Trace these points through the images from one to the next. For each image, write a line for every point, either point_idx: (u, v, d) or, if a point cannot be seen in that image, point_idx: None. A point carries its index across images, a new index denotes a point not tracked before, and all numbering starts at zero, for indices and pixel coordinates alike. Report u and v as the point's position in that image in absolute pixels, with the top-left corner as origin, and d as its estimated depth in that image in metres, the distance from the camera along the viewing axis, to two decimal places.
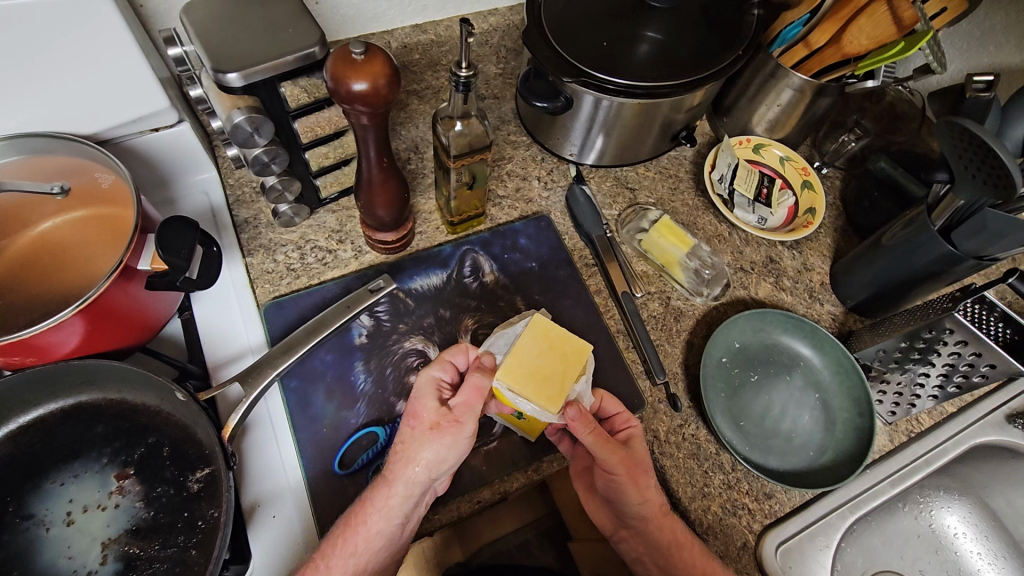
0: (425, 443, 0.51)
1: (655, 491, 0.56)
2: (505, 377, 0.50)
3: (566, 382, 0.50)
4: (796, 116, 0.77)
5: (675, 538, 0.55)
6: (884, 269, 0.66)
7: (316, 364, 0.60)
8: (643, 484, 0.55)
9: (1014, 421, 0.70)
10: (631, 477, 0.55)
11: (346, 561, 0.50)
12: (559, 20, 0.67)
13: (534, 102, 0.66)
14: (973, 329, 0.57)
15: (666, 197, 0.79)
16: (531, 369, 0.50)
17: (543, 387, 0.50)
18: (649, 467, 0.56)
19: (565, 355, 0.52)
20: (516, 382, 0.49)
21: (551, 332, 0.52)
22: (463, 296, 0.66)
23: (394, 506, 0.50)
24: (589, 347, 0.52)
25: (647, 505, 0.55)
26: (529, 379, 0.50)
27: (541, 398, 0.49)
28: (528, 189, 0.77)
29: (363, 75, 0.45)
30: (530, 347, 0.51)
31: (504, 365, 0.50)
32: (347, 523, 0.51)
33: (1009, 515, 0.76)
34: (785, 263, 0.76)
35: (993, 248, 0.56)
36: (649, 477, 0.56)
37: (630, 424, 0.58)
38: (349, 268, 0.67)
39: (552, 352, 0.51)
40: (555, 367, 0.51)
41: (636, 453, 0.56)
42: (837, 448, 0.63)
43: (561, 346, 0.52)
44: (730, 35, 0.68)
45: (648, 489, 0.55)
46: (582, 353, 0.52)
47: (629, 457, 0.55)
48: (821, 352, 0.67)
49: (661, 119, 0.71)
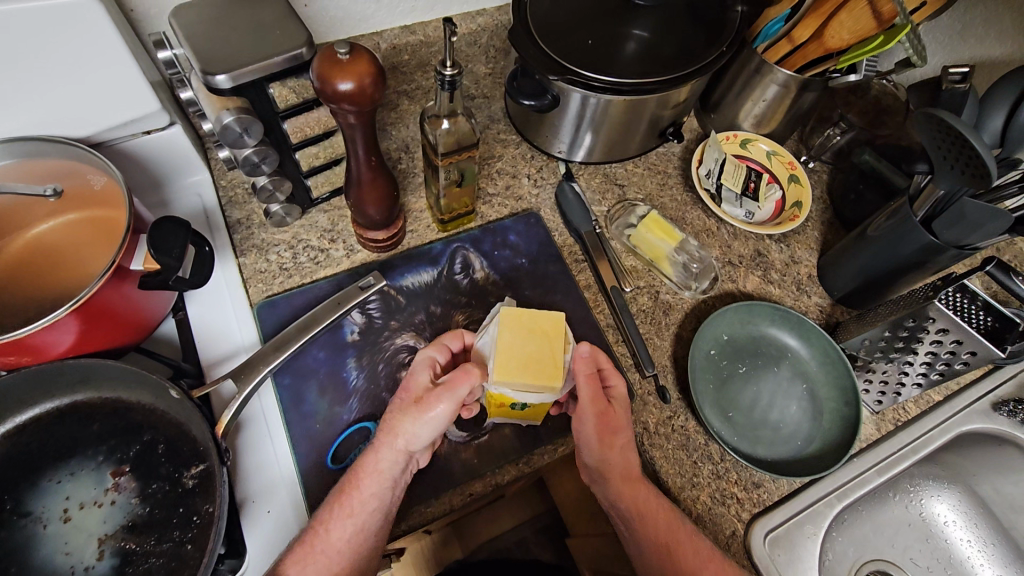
0: (406, 412, 0.52)
1: (620, 451, 0.57)
2: (501, 375, 0.48)
3: (557, 356, 0.49)
4: (782, 111, 0.78)
5: (636, 507, 0.56)
6: (870, 259, 0.67)
7: (309, 360, 0.60)
8: (609, 441, 0.57)
9: (999, 409, 0.71)
10: (599, 434, 0.56)
11: (342, 520, 0.51)
12: (545, 19, 0.68)
13: (521, 101, 0.67)
14: (956, 319, 0.57)
15: (655, 193, 0.80)
16: (520, 359, 0.49)
17: (540, 368, 0.48)
18: (619, 429, 0.57)
19: (545, 332, 0.50)
20: (512, 377, 0.48)
21: (523, 317, 0.50)
22: (454, 293, 0.67)
23: (382, 470, 0.52)
24: (562, 316, 0.51)
25: (608, 464, 0.57)
26: (524, 368, 0.48)
27: (542, 380, 0.48)
28: (519, 187, 0.77)
29: (348, 75, 0.46)
30: (510, 339, 0.49)
31: (496, 366, 0.48)
32: (343, 487, 0.53)
33: (998, 502, 0.77)
34: (773, 256, 0.77)
35: (971, 237, 0.57)
36: (619, 437, 0.57)
37: (618, 382, 0.58)
38: (341, 267, 0.67)
39: (534, 333, 0.50)
40: (540, 347, 0.49)
41: (616, 415, 0.57)
42: (825, 437, 0.64)
43: (540, 325, 0.50)
44: (714, 33, 0.69)
45: (613, 447, 0.57)
46: (559, 323, 0.50)
47: (608, 411, 0.56)
48: (809, 344, 0.68)
49: (648, 115, 0.72)
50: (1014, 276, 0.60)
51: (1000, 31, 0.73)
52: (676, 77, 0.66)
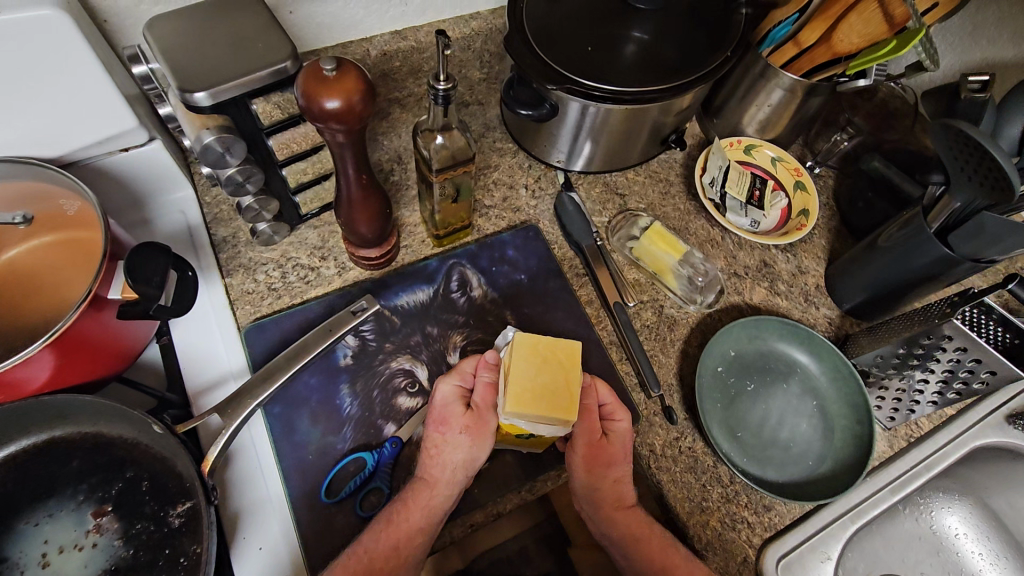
0: (459, 445, 0.52)
1: (610, 483, 0.57)
2: (515, 408, 0.45)
3: (574, 388, 0.46)
4: (787, 116, 0.76)
5: (630, 533, 0.57)
6: (882, 271, 0.65)
7: (300, 388, 0.58)
8: (599, 473, 0.56)
9: (1014, 422, 0.69)
10: (588, 465, 0.56)
11: (389, 553, 0.50)
12: (542, 22, 0.65)
13: (518, 110, 0.65)
14: (972, 335, 0.56)
15: (657, 202, 0.78)
16: (534, 391, 0.45)
17: (557, 400, 0.45)
18: (612, 462, 0.56)
19: (561, 362, 0.47)
20: (528, 408, 0.45)
21: (538, 344, 0.47)
22: (451, 312, 0.64)
23: (437, 504, 0.52)
24: (578, 346, 0.48)
25: (600, 497, 0.57)
26: (537, 401, 0.45)
27: (561, 413, 0.45)
28: (516, 199, 0.75)
29: (336, 93, 0.43)
30: (525, 369, 0.46)
31: (508, 399, 0.45)
32: (389, 520, 0.51)
33: (1011, 516, 0.75)
34: (779, 267, 0.75)
35: (990, 251, 0.55)
36: (609, 470, 0.56)
37: (623, 420, 0.56)
38: (333, 286, 0.65)
39: (551, 362, 0.46)
40: (556, 378, 0.46)
41: (611, 448, 0.56)
42: (837, 457, 0.62)
43: (556, 354, 0.47)
44: (718, 36, 0.67)
45: (602, 479, 0.56)
46: (575, 352, 0.47)
47: (601, 444, 0.56)
48: (818, 359, 0.66)
49: (650, 122, 0.69)
50: None
51: (1014, 32, 0.70)
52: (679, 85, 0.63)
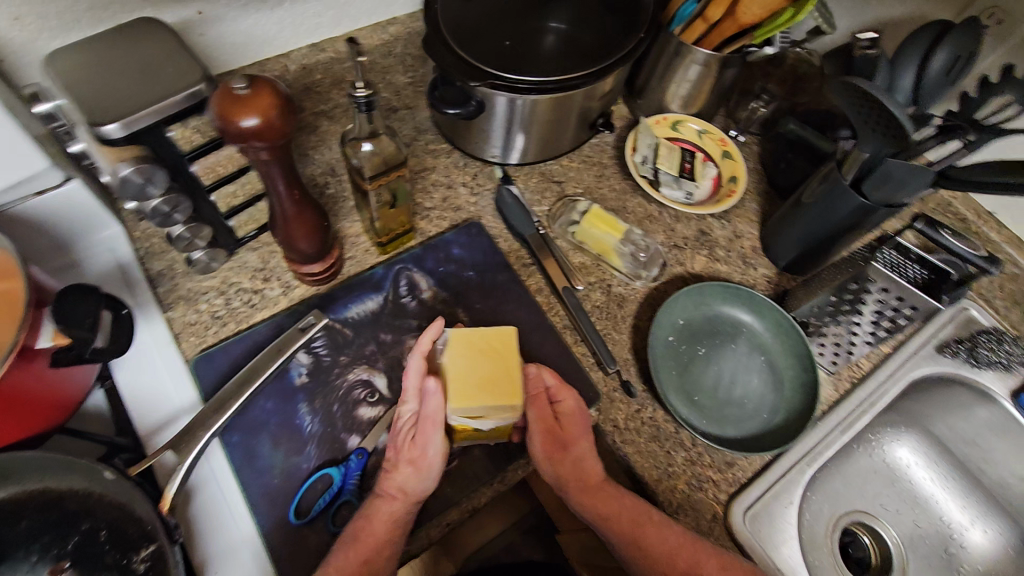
0: (407, 469, 0.52)
1: (572, 465, 0.58)
2: (459, 400, 0.48)
3: (513, 372, 0.50)
4: (705, 90, 0.79)
5: (601, 512, 0.57)
6: (809, 226, 0.69)
7: (257, 413, 0.57)
8: (558, 458, 0.57)
9: (944, 350, 0.73)
10: (545, 449, 0.57)
11: (355, 567, 0.49)
12: (458, 21, 0.65)
13: (445, 111, 0.65)
14: (892, 275, 0.62)
15: (593, 185, 0.80)
16: (476, 381, 0.49)
17: (498, 387, 0.49)
18: (570, 443, 0.58)
19: (498, 351, 0.51)
20: (470, 401, 0.48)
21: (474, 339, 0.52)
22: (403, 317, 0.64)
23: (399, 513, 0.51)
24: (513, 332, 0.52)
25: (566, 481, 0.58)
26: (481, 390, 0.49)
27: (502, 399, 0.48)
28: (455, 198, 0.75)
29: (252, 111, 0.43)
30: (464, 362, 0.50)
31: (452, 393, 0.49)
32: (354, 535, 0.50)
33: (951, 438, 0.79)
34: (715, 234, 0.78)
35: (902, 195, 0.58)
36: (568, 453, 0.58)
37: (573, 397, 0.58)
38: (279, 307, 0.64)
39: (489, 352, 0.51)
40: (495, 365, 0.50)
41: (565, 431, 0.58)
42: (788, 406, 0.65)
43: (491, 343, 0.52)
44: (630, 20, 0.69)
45: (563, 462, 0.57)
46: (510, 337, 0.52)
47: (553, 428, 0.57)
48: (761, 316, 0.69)
49: (577, 108, 0.71)
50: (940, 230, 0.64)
51: None
52: (600, 69, 0.66)
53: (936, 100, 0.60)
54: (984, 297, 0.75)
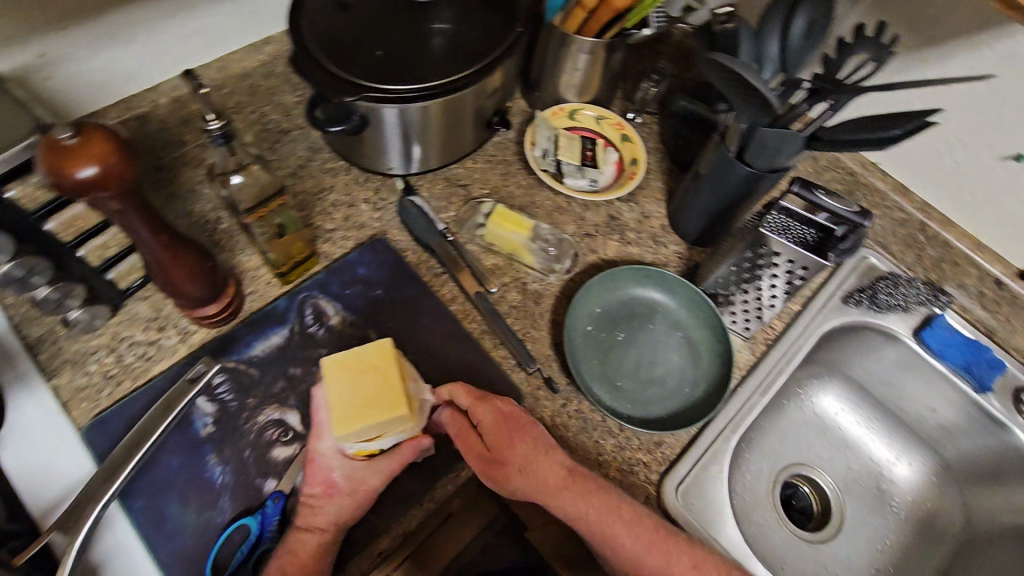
0: (328, 502, 0.51)
1: (519, 479, 0.54)
2: (342, 431, 0.48)
3: (394, 386, 0.49)
4: (596, 76, 0.79)
5: (567, 513, 0.53)
6: (707, 199, 0.70)
7: (162, 471, 0.54)
8: (500, 475, 0.54)
9: (849, 301, 0.76)
10: (484, 470, 0.55)
11: None
12: (326, 36, 0.63)
13: (330, 129, 0.63)
14: (779, 241, 0.62)
15: (499, 184, 0.79)
16: (356, 405, 0.48)
17: (385, 403, 0.48)
18: (503, 459, 0.54)
19: (374, 365, 0.49)
20: (359, 427, 0.47)
21: (345, 361, 0.49)
22: (312, 347, 0.62)
23: (314, 546, 0.50)
24: (390, 342, 0.50)
25: (523, 491, 0.54)
26: (364, 414, 0.48)
27: (389, 417, 0.48)
28: (358, 215, 0.73)
29: (86, 160, 0.40)
30: (340, 389, 0.48)
31: (335, 426, 0.48)
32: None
33: (869, 382, 0.83)
34: (625, 217, 0.79)
35: (782, 158, 0.60)
36: (506, 468, 0.54)
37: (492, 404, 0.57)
38: (178, 356, 0.60)
39: (367, 370, 0.49)
40: (374, 382, 0.49)
41: (496, 446, 0.55)
42: (708, 378, 0.67)
43: (367, 360, 0.50)
44: (507, 15, 0.69)
45: (506, 479, 0.54)
46: (386, 349, 0.50)
47: (482, 449, 0.56)
48: (673, 294, 0.71)
49: (471, 107, 0.70)
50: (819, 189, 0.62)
51: None
52: (486, 67, 0.65)
53: (803, 65, 0.62)
54: (881, 244, 0.78)
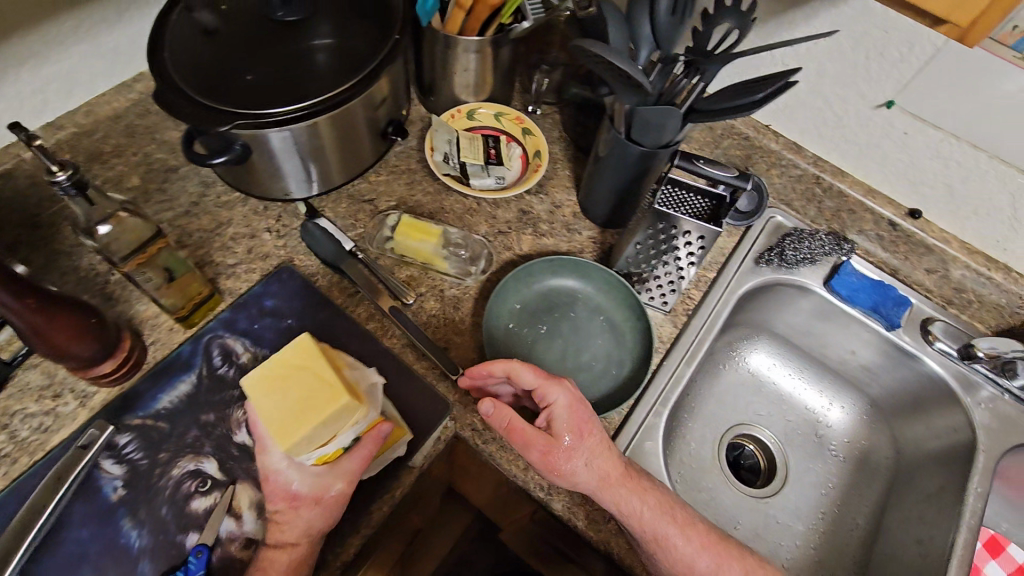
0: (300, 511, 0.51)
1: (583, 470, 0.55)
2: (285, 442, 0.48)
3: (325, 377, 0.50)
4: (488, 74, 0.79)
5: (620, 509, 0.55)
6: (608, 181, 0.71)
7: (72, 546, 0.51)
8: (568, 465, 0.55)
9: (761, 262, 0.78)
10: (544, 460, 0.55)
11: None
12: (189, 68, 0.60)
13: (211, 162, 0.61)
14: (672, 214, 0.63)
15: (406, 194, 0.78)
16: (291, 410, 0.49)
17: (321, 400, 0.50)
18: (571, 447, 0.55)
19: (297, 368, 0.51)
20: (300, 432, 0.48)
21: (267, 375, 0.50)
22: (224, 389, 0.60)
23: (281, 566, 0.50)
24: (305, 339, 0.52)
25: (581, 483, 0.55)
26: (303, 416, 0.49)
27: (330, 409, 0.49)
28: (261, 245, 0.71)
29: None
30: (269, 402, 0.49)
31: (277, 437, 0.48)
32: None
33: (793, 335, 0.86)
34: (536, 210, 0.79)
35: (667, 135, 0.61)
36: (573, 459, 0.55)
37: (564, 385, 0.56)
38: (78, 421, 0.57)
39: (291, 374, 0.50)
40: (302, 381, 0.50)
41: (562, 434, 0.55)
42: (631, 357, 0.67)
43: (291, 363, 0.51)
44: (382, 23, 0.67)
45: (570, 468, 0.55)
46: (304, 349, 0.52)
47: (550, 437, 0.55)
48: (589, 280, 0.71)
49: (361, 119, 0.69)
50: (698, 162, 0.65)
51: None
52: (369, 75, 0.64)
53: (678, 40, 0.62)
54: (784, 202, 0.81)
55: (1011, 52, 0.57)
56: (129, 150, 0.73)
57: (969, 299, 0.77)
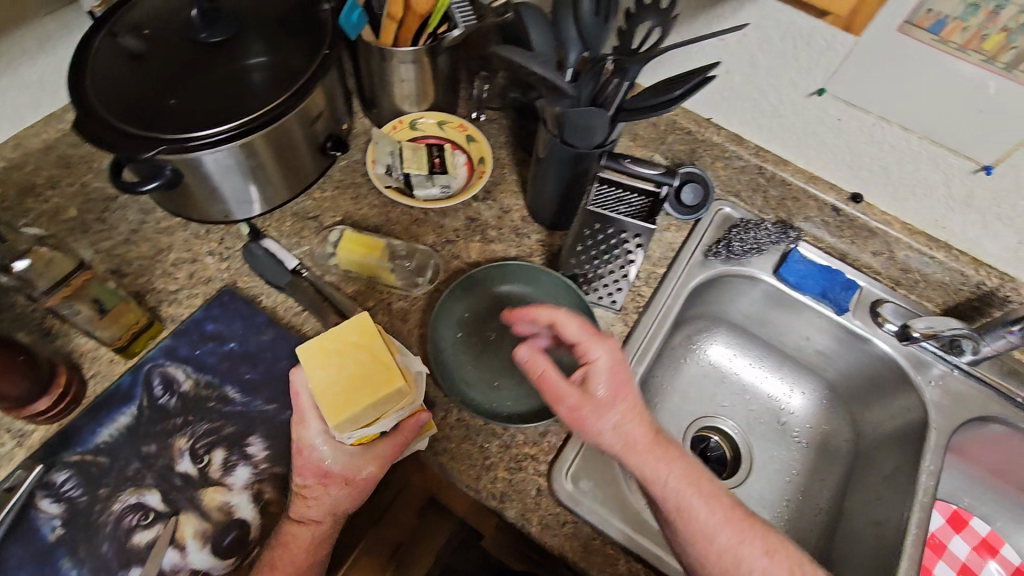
0: (329, 491, 0.54)
1: (612, 431, 0.54)
2: (337, 417, 0.49)
3: (383, 357, 0.51)
4: (428, 84, 0.78)
5: (644, 474, 0.54)
6: (548, 184, 0.71)
7: None
8: (597, 421, 0.53)
9: (710, 254, 0.79)
10: (573, 415, 0.54)
11: None
12: (110, 96, 0.59)
13: (142, 189, 0.60)
14: (606, 213, 0.64)
15: (352, 209, 0.77)
16: (344, 387, 0.50)
17: (376, 379, 0.51)
18: (604, 406, 0.53)
19: (355, 345, 0.52)
20: (351, 409, 0.49)
21: (326, 348, 0.51)
22: (165, 419, 0.59)
23: (296, 552, 0.53)
24: (366, 318, 0.53)
25: (608, 442, 0.54)
26: (355, 393, 0.50)
27: (384, 390, 0.50)
28: (204, 269, 0.70)
29: None
30: (323, 377, 0.50)
31: (330, 412, 0.49)
32: None
33: (751, 324, 0.86)
34: (484, 216, 0.79)
35: (597, 137, 0.62)
36: (604, 419, 0.53)
37: (609, 343, 0.55)
38: (16, 461, 0.56)
39: (348, 350, 0.52)
40: (360, 359, 0.51)
41: (595, 395, 0.53)
42: (580, 359, 0.68)
43: (348, 340, 0.52)
44: (312, 36, 0.66)
45: (598, 426, 0.54)
46: (365, 326, 0.53)
47: (585, 393, 0.54)
48: (536, 284, 0.71)
49: (296, 136, 0.68)
50: (625, 161, 0.67)
51: None
52: (302, 90, 0.64)
53: (604, 40, 0.62)
54: (732, 194, 0.83)
55: (928, 35, 0.57)
56: (64, 182, 0.73)
57: (916, 278, 0.78)
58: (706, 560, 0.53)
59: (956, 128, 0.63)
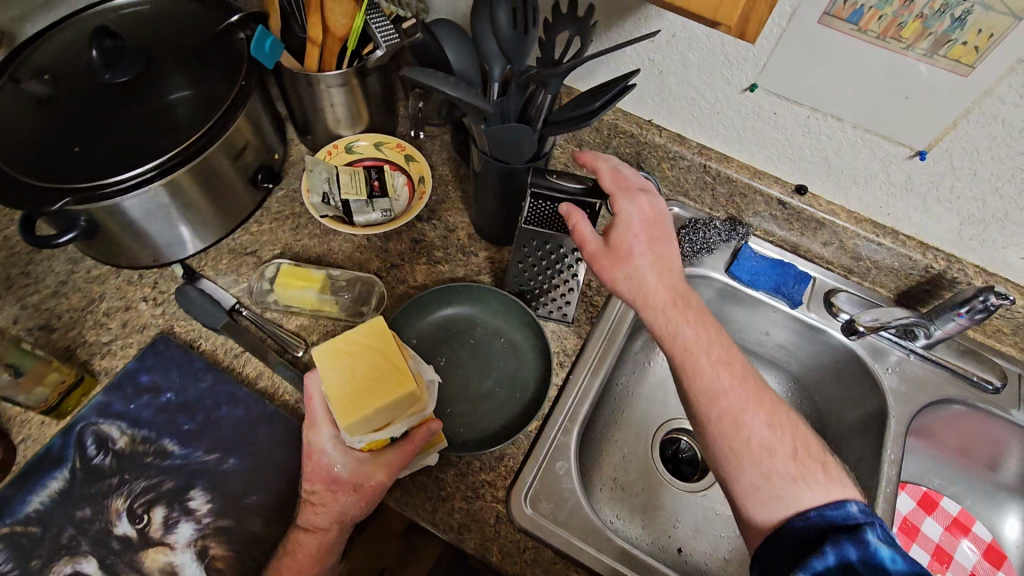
0: (337, 499, 0.53)
1: (628, 281, 0.56)
2: (346, 418, 0.49)
3: (396, 360, 0.51)
4: (359, 107, 0.76)
5: (657, 328, 0.56)
6: (486, 201, 0.69)
7: None
8: (615, 271, 0.57)
9: None
10: (596, 265, 0.57)
11: None
12: (11, 150, 0.57)
13: (59, 241, 0.57)
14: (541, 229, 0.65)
15: (291, 240, 0.75)
16: (355, 388, 0.50)
17: (388, 381, 0.50)
18: (623, 257, 0.56)
19: (369, 347, 0.52)
20: (361, 412, 0.49)
21: (340, 348, 0.51)
22: (98, 480, 0.57)
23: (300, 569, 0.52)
24: (379, 321, 0.53)
25: (626, 293, 0.57)
26: (365, 396, 0.50)
27: (393, 394, 0.50)
28: (137, 316, 0.67)
29: None
30: (337, 375, 0.50)
31: (340, 413, 0.49)
32: None
33: None
34: (429, 237, 0.77)
35: (525, 150, 0.60)
36: (621, 268, 0.56)
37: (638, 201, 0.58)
38: None
39: (363, 351, 0.51)
40: (373, 361, 0.51)
41: (618, 245, 0.57)
42: (533, 377, 0.66)
43: (361, 342, 0.52)
44: (228, 68, 0.64)
45: (615, 275, 0.56)
46: (377, 329, 0.52)
47: (610, 242, 0.57)
48: (484, 303, 0.70)
49: (221, 173, 0.66)
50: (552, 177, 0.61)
51: None
52: (222, 123, 0.61)
53: (526, 52, 0.60)
54: (681, 193, 0.83)
55: (847, 25, 0.57)
56: None
57: (867, 266, 0.77)
58: (707, 418, 0.53)
59: (886, 115, 0.62)
